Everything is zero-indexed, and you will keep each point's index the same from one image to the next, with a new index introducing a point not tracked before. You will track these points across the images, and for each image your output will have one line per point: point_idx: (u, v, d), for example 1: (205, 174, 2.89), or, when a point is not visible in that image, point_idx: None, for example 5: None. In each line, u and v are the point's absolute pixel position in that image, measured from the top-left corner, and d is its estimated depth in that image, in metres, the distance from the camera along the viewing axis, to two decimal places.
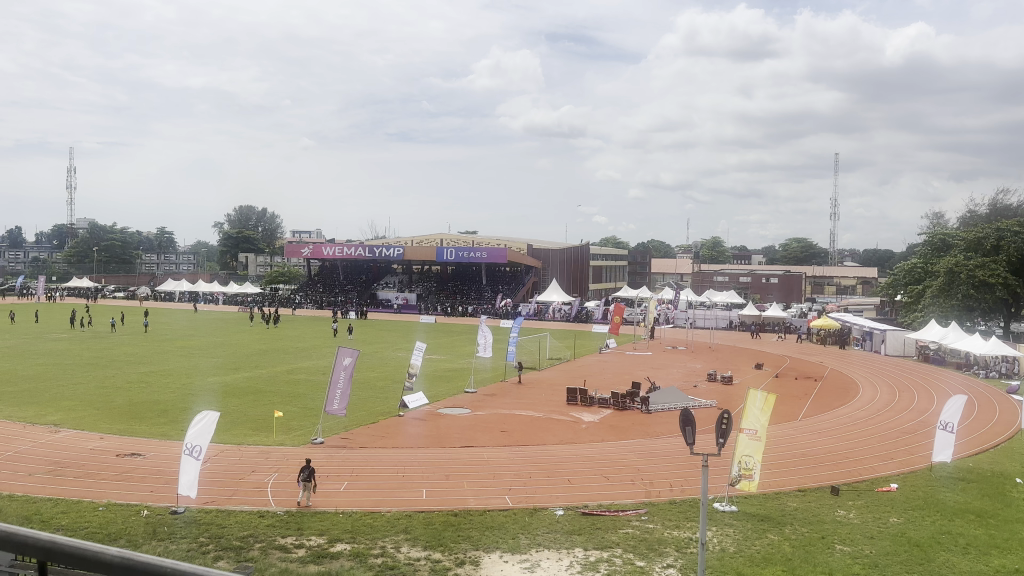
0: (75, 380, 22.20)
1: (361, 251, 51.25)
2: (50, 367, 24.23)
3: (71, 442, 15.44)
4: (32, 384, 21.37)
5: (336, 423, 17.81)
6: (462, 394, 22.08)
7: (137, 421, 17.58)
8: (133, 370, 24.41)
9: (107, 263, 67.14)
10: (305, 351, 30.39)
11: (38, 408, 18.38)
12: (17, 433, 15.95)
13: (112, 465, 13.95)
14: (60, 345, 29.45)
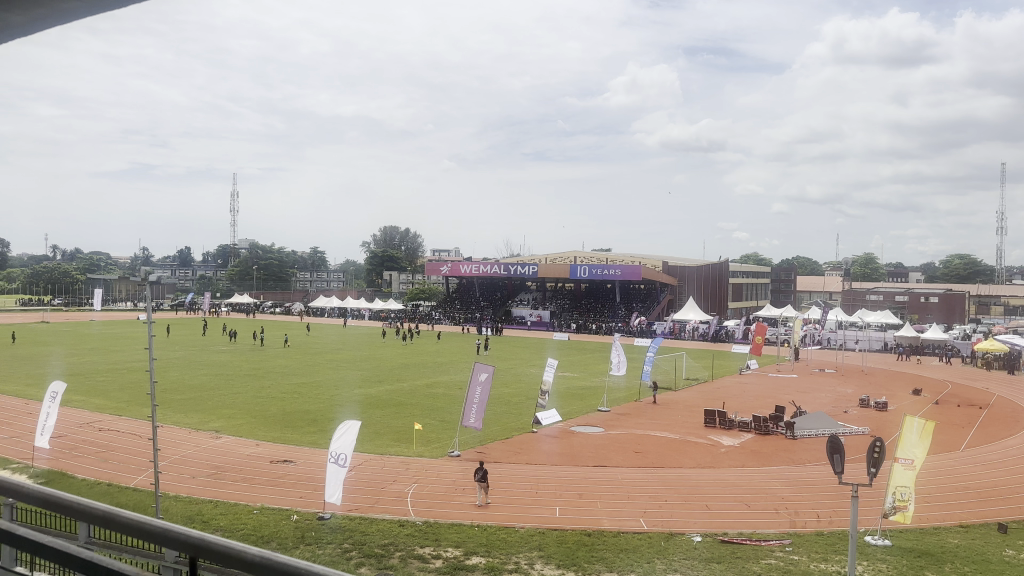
0: (235, 389, 24.07)
1: (497, 269, 52.26)
2: (213, 377, 26.30)
3: (231, 447, 16.72)
4: (199, 392, 23.33)
5: (473, 437, 18.23)
6: (595, 413, 21.97)
7: (290, 428, 18.77)
8: (286, 381, 26.08)
9: (265, 281, 72.27)
10: (442, 366, 31.27)
11: (203, 415, 20.00)
12: (184, 438, 17.46)
13: (266, 470, 14.97)
14: (223, 357, 31.93)
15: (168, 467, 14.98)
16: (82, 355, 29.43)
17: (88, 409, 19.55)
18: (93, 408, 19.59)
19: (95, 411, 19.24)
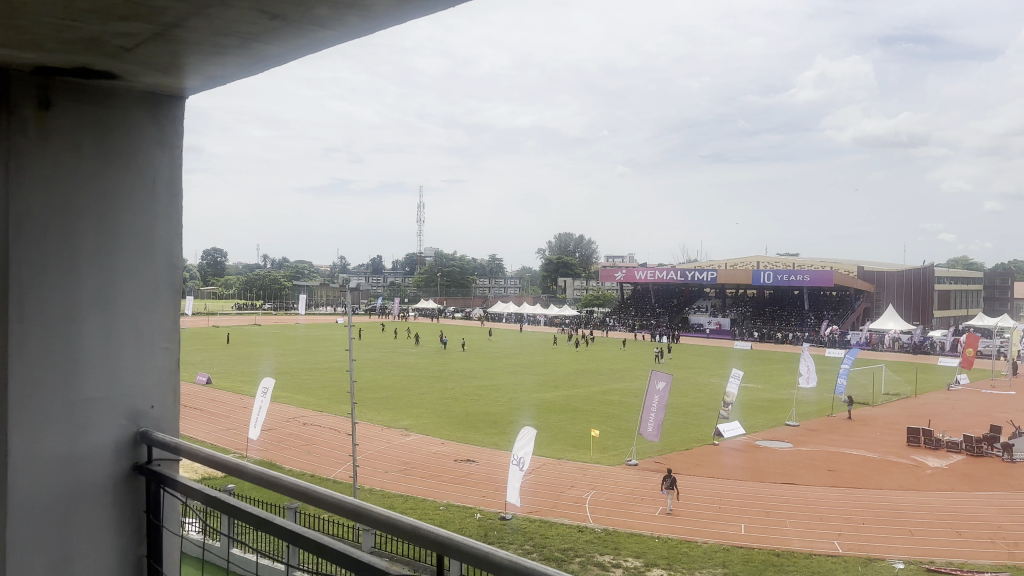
0: (422, 390, 25.38)
1: (674, 275, 51.25)
2: (402, 378, 27.89)
3: (419, 445, 17.62)
4: (390, 392, 24.84)
5: (651, 446, 17.94)
6: (782, 426, 20.88)
7: (472, 429, 19.48)
8: (468, 383, 27.12)
9: (448, 288, 75.68)
10: (618, 373, 31.16)
11: (393, 413, 21.20)
12: (377, 434, 18.64)
13: (451, 468, 15.61)
14: (410, 359, 33.84)
15: (363, 462, 16.05)
16: (288, 353, 32.38)
17: (295, 404, 21.42)
18: (299, 404, 21.41)
19: (301, 407, 21.00)
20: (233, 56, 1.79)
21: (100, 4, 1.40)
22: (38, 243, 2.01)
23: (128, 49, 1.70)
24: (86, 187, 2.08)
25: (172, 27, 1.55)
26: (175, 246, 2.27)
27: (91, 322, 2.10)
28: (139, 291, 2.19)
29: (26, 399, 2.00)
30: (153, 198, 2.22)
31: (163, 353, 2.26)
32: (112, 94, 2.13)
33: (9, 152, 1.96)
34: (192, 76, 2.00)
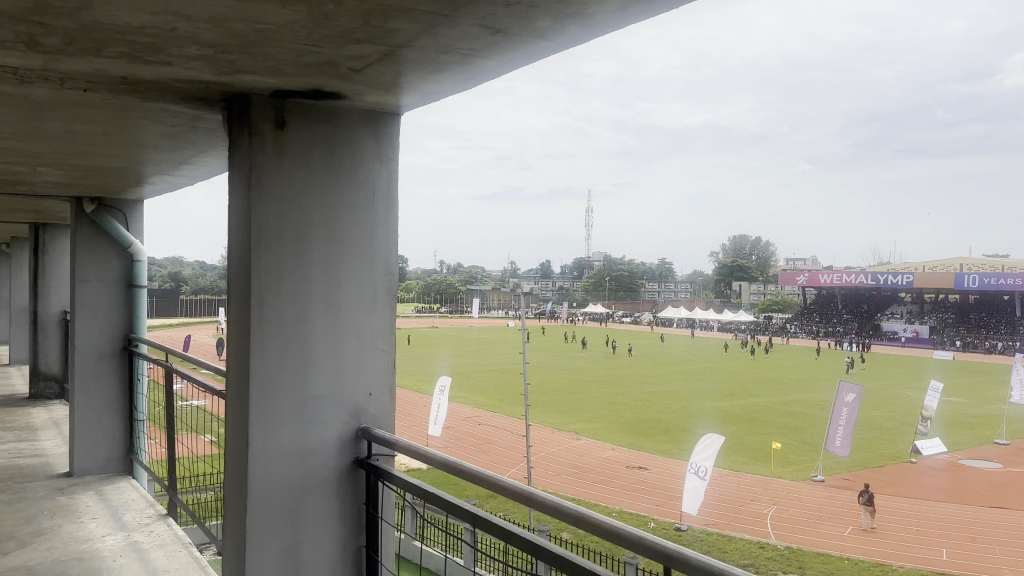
0: (593, 394, 25.34)
1: (862, 279, 47.59)
2: (573, 381, 28.01)
3: (591, 449, 17.61)
4: (561, 395, 25.03)
5: (838, 461, 16.77)
6: (992, 445, 18.76)
7: (644, 436, 19.19)
8: (639, 389, 26.73)
9: (617, 292, 75.04)
10: (800, 383, 29.42)
11: (564, 417, 21.31)
12: (549, 437, 18.84)
13: (623, 474, 15.47)
14: (580, 363, 33.87)
15: (536, 463, 16.29)
16: (462, 354, 33.44)
17: (470, 404, 22.15)
18: (473, 404, 22.04)
19: (475, 407, 21.63)
20: (450, 73, 1.86)
21: (342, 31, 1.50)
22: (276, 252, 2.22)
23: (357, 70, 1.81)
24: (316, 199, 2.27)
25: (400, 47, 1.62)
26: (391, 254, 2.42)
27: (319, 325, 2.29)
28: (360, 296, 2.36)
29: (266, 392, 2.20)
30: (371, 210, 2.38)
31: (380, 355, 2.41)
32: (339, 113, 2.31)
33: (252, 169, 2.17)
34: (410, 94, 2.11)
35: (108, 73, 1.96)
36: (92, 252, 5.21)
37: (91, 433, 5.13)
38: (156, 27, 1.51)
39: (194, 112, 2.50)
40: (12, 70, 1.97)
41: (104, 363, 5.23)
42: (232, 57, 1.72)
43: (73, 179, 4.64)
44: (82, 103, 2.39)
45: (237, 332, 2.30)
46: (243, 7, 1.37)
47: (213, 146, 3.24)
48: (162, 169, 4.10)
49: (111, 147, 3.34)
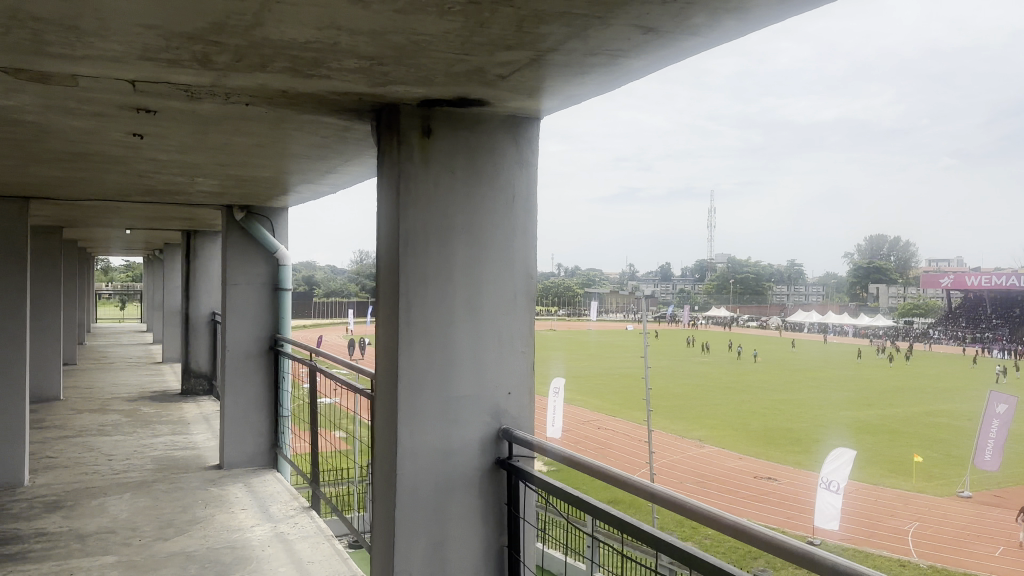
0: (716, 401, 24.61)
1: (1017, 282, 43.72)
2: (695, 387, 27.31)
3: (715, 458, 17.11)
4: (684, 401, 24.46)
5: (990, 477, 15.50)
6: None
7: (772, 446, 18.44)
8: (765, 396, 25.72)
9: (742, 294, 72.56)
10: (945, 392, 27.39)
11: (686, 423, 20.80)
12: (672, 443, 18.45)
13: (750, 484, 14.93)
14: (703, 368, 32.97)
15: (659, 470, 15.99)
16: (579, 354, 33.28)
17: (590, 407, 22.02)
18: (592, 408, 21.88)
19: (595, 410, 21.48)
20: (594, 75, 1.87)
21: (494, 37, 1.53)
22: (422, 256, 2.29)
23: (503, 77, 1.85)
24: (460, 204, 2.33)
25: (548, 52, 1.64)
26: (531, 257, 2.45)
27: (462, 327, 2.35)
28: (500, 299, 2.40)
29: (413, 392, 2.28)
30: (511, 214, 2.42)
31: (520, 357, 2.43)
32: (481, 119, 2.36)
33: (400, 176, 2.26)
34: (552, 97, 2.12)
35: (270, 87, 2.06)
36: (241, 258, 5.57)
37: (240, 428, 5.47)
38: (319, 43, 1.57)
39: (343, 122, 2.60)
40: (184, 88, 2.09)
41: (252, 362, 5.57)
42: (386, 68, 1.78)
43: (226, 189, 4.97)
44: (242, 117, 2.52)
45: (384, 334, 2.40)
46: (405, 19, 1.41)
47: (355, 154, 3.39)
48: (305, 177, 4.33)
49: (261, 158, 3.56)
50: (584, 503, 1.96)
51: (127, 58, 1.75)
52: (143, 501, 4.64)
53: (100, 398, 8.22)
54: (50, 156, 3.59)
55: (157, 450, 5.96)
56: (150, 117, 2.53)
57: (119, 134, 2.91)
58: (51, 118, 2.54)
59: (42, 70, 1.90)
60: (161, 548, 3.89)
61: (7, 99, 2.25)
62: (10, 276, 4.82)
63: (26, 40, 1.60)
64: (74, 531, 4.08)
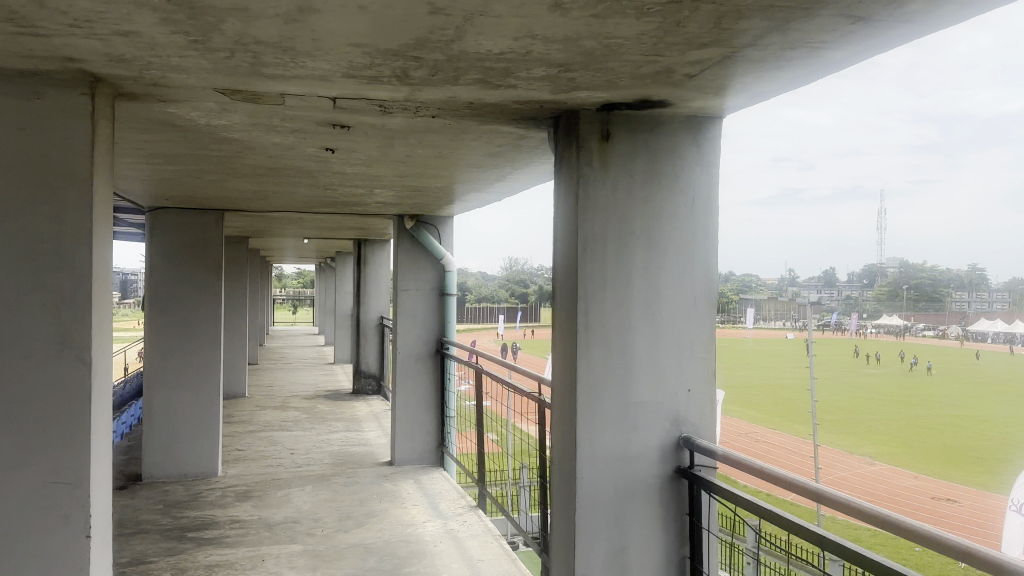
0: (887, 415, 22.94)
1: None
2: (862, 399, 25.59)
3: (886, 475, 15.96)
4: (850, 414, 22.97)
5: None
6: None
7: (952, 465, 16.93)
8: (944, 411, 23.67)
9: None
10: None
11: (854, 438, 19.52)
12: (837, 459, 17.38)
13: (927, 505, 13.80)
14: (872, 379, 30.82)
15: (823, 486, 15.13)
16: (736, 360, 31.99)
17: (746, 417, 21.18)
18: (751, 419, 20.95)
19: (753, 422, 20.58)
20: (788, 70, 1.80)
21: (689, 36, 1.50)
22: (600, 260, 2.29)
23: (691, 76, 1.83)
24: (638, 208, 2.32)
25: (743, 48, 1.60)
26: (711, 261, 2.38)
27: (640, 333, 2.32)
28: (680, 303, 2.36)
29: (592, 396, 2.28)
30: (692, 217, 2.37)
31: (700, 364, 2.37)
32: (660, 121, 2.33)
33: (580, 181, 2.27)
34: (740, 94, 2.05)
35: (459, 99, 2.14)
36: (411, 264, 5.83)
37: (410, 426, 5.72)
38: (513, 53, 1.62)
39: (522, 130, 2.65)
40: (378, 103, 2.21)
41: (421, 363, 5.82)
42: (573, 74, 1.81)
43: (399, 199, 5.23)
44: (427, 128, 2.63)
45: (562, 338, 2.42)
46: (601, 23, 1.42)
47: (527, 161, 3.45)
48: (475, 186, 4.48)
49: (438, 168, 3.72)
50: (748, 505, 1.91)
51: (333, 76, 1.87)
52: (323, 493, 4.96)
53: (280, 395, 8.88)
54: (250, 172, 3.94)
55: (334, 445, 6.36)
56: (344, 131, 2.70)
57: (314, 150, 3.14)
58: (256, 135, 2.78)
59: (256, 90, 2.07)
60: (341, 539, 4.13)
61: (221, 118, 2.48)
62: (207, 285, 5.31)
63: (249, 62, 1.75)
64: (264, 520, 4.42)
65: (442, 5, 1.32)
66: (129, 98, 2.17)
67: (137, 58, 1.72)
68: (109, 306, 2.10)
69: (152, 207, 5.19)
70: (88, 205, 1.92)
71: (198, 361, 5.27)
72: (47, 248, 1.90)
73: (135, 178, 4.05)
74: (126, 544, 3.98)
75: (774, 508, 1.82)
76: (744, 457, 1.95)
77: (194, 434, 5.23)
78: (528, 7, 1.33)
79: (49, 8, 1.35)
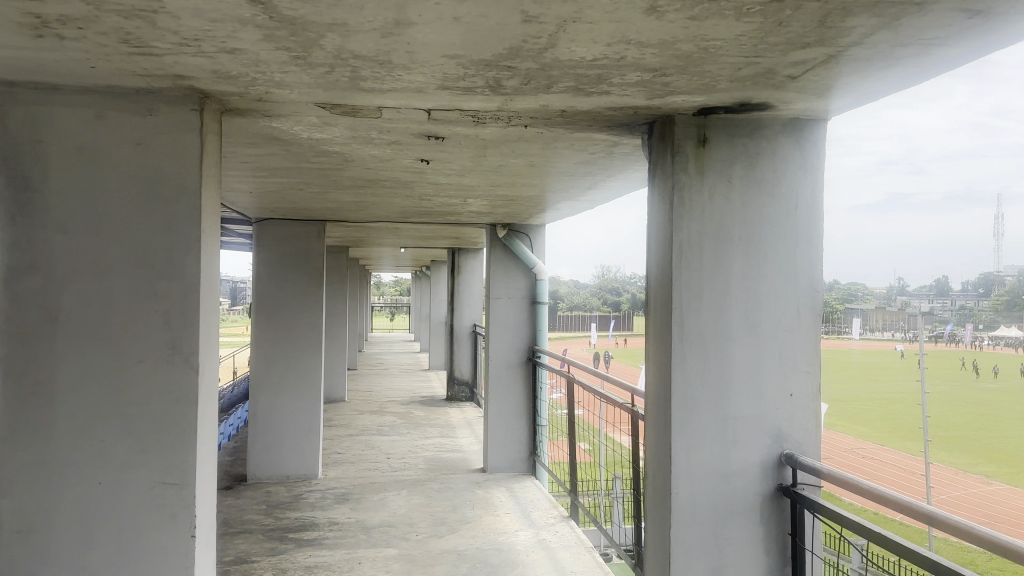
0: (1008, 432, 21.40)
1: None
2: (981, 416, 23.98)
3: (1008, 497, 14.89)
4: (966, 430, 21.56)
5: None
6: None
7: None
8: None
9: None
10: None
11: (971, 456, 18.29)
12: (951, 478, 16.36)
13: None
14: (991, 394, 28.85)
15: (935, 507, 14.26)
16: (839, 372, 30.58)
17: (851, 432, 20.22)
18: (857, 434, 19.94)
19: (859, 437, 19.61)
20: (899, 68, 1.69)
21: (792, 36, 1.44)
22: (696, 269, 2.22)
23: (794, 77, 1.76)
24: (737, 214, 2.24)
25: (850, 47, 1.51)
26: (815, 267, 2.27)
27: (739, 345, 2.24)
28: (782, 314, 2.26)
29: (688, 410, 2.21)
30: (795, 224, 2.27)
31: (804, 377, 2.27)
32: (760, 125, 2.25)
33: (675, 188, 2.21)
34: (846, 95, 1.95)
35: (552, 107, 2.13)
36: (503, 273, 5.87)
37: (502, 434, 5.73)
38: (607, 58, 1.59)
39: (615, 138, 2.62)
40: (472, 113, 2.23)
41: (513, 371, 5.83)
42: (668, 79, 1.77)
43: (493, 209, 5.28)
44: (520, 138, 2.63)
45: (656, 349, 2.37)
46: (698, 25, 1.37)
47: (620, 169, 3.42)
48: (566, 194, 4.47)
49: (530, 177, 3.73)
50: (853, 526, 1.80)
51: (428, 88, 1.90)
52: (418, 498, 5.04)
53: (377, 400, 9.10)
54: (350, 184, 4.07)
55: (428, 451, 6.46)
56: (439, 143, 2.74)
57: (409, 161, 3.20)
58: (355, 148, 2.85)
59: (354, 104, 2.12)
60: (435, 545, 4.17)
61: (322, 132, 2.55)
62: (309, 292, 5.50)
63: (347, 76, 1.79)
64: (360, 523, 4.53)
65: (536, 12, 1.31)
66: (236, 113, 2.27)
67: (243, 75, 1.79)
68: (216, 313, 2.19)
69: (259, 218, 5.42)
70: (198, 215, 2.02)
71: (300, 366, 5.46)
72: (159, 258, 2.01)
73: (242, 191, 4.23)
74: (231, 543, 4.15)
75: (880, 530, 1.70)
76: (850, 477, 1.84)
77: (296, 438, 5.41)
78: (623, 12, 1.31)
79: (162, 28, 1.42)
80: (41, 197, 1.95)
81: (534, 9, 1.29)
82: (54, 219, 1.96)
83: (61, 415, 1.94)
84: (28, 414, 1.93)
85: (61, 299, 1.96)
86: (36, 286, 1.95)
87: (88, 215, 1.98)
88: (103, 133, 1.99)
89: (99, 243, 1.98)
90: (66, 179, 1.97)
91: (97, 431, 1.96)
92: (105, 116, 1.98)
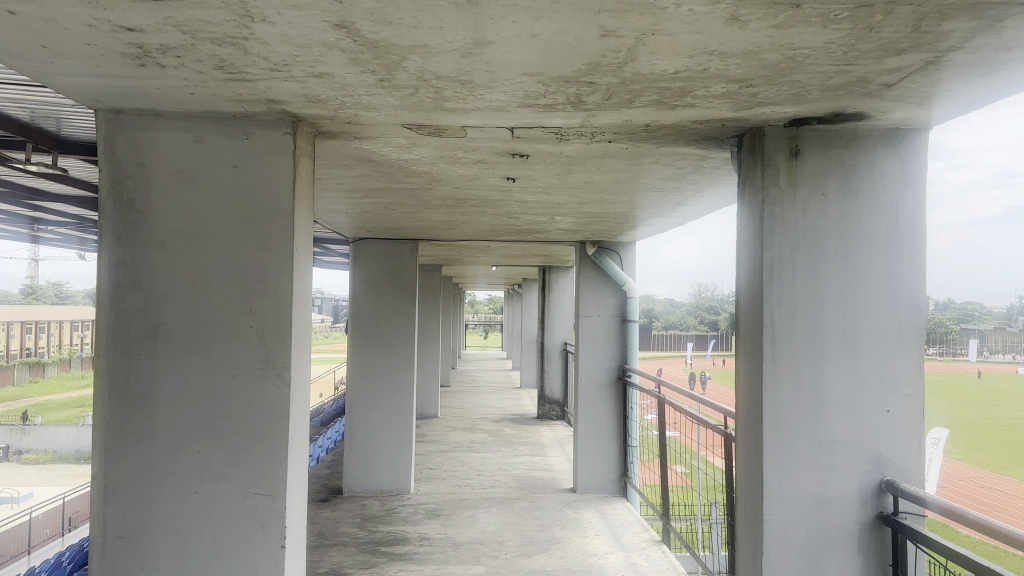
0: None
1: None
2: None
3: None
4: None
5: None
6: None
7: None
8: None
9: None
10: None
11: None
12: None
13: None
14: None
15: None
16: (955, 396, 28.60)
17: (970, 461, 18.84)
18: (976, 464, 18.60)
19: (979, 467, 18.23)
20: (1007, 73, 1.58)
21: (884, 42, 1.37)
22: (788, 285, 2.14)
23: (889, 85, 1.67)
24: (833, 228, 2.15)
25: (950, 52, 1.43)
26: (919, 286, 2.14)
27: (835, 364, 2.14)
28: (882, 334, 2.14)
29: (780, 432, 2.12)
30: (896, 240, 2.15)
31: (907, 400, 2.13)
32: (858, 135, 2.15)
33: (765, 202, 2.14)
34: (947, 103, 1.85)
35: (635, 122, 2.10)
36: (593, 291, 5.83)
37: (592, 454, 5.67)
38: (689, 71, 1.56)
39: (703, 152, 2.56)
40: (554, 131, 2.23)
41: (603, 390, 5.74)
42: (756, 89, 1.71)
43: (581, 226, 5.25)
44: (605, 154, 2.61)
45: (746, 367, 2.29)
46: (784, 34, 1.33)
47: (709, 184, 3.35)
48: (655, 211, 4.40)
49: (618, 194, 3.70)
50: (962, 561, 1.66)
51: (510, 106, 1.91)
52: (507, 516, 5.04)
53: (469, 417, 9.17)
54: (440, 204, 4.14)
55: (519, 469, 6.45)
56: (525, 161, 2.75)
57: (495, 179, 3.22)
58: (442, 168, 2.91)
59: (439, 124, 2.16)
60: (523, 564, 4.15)
61: (411, 153, 2.61)
62: (402, 309, 5.61)
63: (430, 97, 1.83)
64: (451, 539, 4.56)
65: (613, 27, 1.30)
66: (328, 136, 2.35)
67: (332, 98, 1.86)
68: (308, 330, 2.26)
69: (357, 237, 5.59)
70: (291, 238, 2.10)
71: (394, 384, 5.57)
72: (253, 276, 2.09)
73: (340, 212, 4.38)
74: (327, 554, 4.25)
75: (993, 565, 1.56)
76: (960, 508, 1.70)
77: (390, 453, 5.52)
78: (702, 22, 1.28)
79: (253, 54, 1.49)
80: (144, 219, 2.08)
81: (610, 23, 1.28)
82: (158, 239, 2.08)
83: (160, 426, 2.05)
84: (130, 425, 2.04)
85: (162, 316, 2.07)
86: (138, 303, 2.07)
87: (188, 236, 2.09)
88: (202, 157, 2.10)
89: (198, 263, 2.09)
90: (170, 201, 2.08)
91: (194, 444, 2.05)
92: (204, 140, 2.10)
